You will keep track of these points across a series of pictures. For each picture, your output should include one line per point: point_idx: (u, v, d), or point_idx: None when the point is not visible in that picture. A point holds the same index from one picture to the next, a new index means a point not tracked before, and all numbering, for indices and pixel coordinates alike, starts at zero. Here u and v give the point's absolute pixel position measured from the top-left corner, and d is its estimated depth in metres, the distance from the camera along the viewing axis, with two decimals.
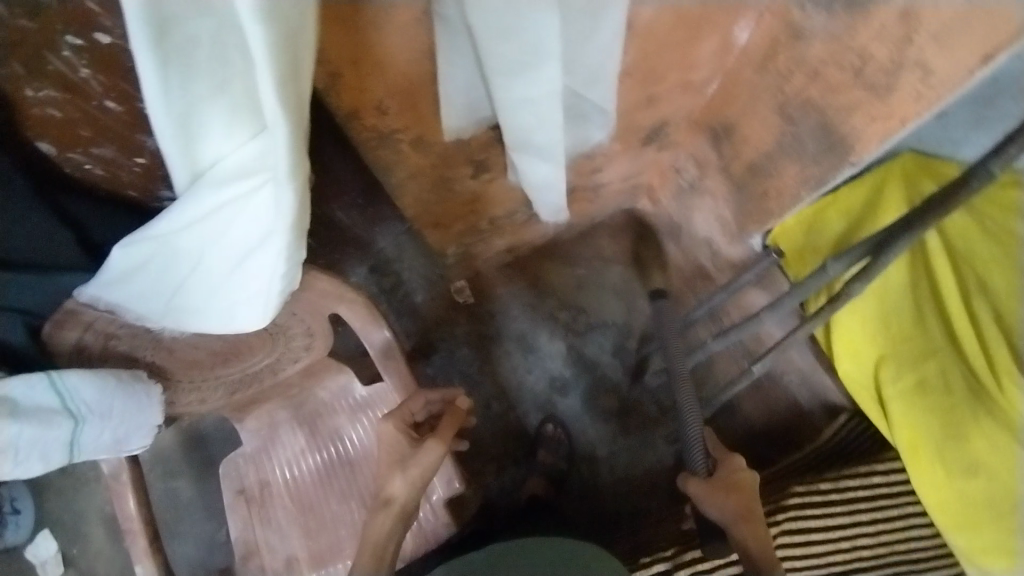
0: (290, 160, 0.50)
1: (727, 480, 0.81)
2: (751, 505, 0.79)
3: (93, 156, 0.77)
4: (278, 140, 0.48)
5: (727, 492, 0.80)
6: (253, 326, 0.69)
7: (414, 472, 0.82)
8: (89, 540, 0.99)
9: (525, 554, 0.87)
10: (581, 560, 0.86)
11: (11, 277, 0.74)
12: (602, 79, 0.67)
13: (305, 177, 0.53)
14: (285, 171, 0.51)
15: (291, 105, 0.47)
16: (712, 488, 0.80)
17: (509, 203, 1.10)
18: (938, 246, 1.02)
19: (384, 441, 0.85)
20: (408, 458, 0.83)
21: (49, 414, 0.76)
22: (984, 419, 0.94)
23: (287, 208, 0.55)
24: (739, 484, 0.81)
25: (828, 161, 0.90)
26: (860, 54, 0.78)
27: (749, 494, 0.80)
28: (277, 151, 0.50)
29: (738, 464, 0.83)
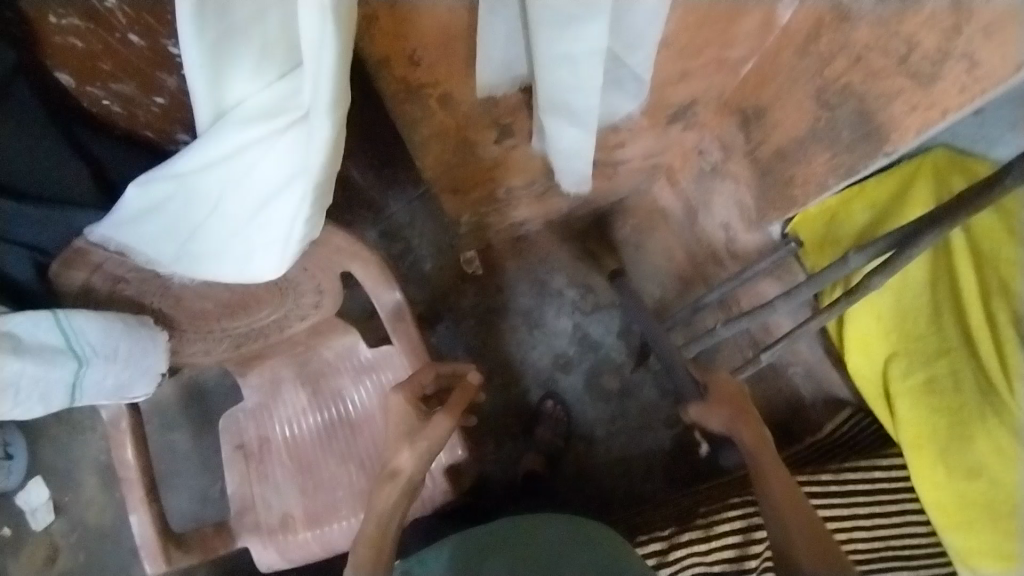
0: (333, 91, 0.49)
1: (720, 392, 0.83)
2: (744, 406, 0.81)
3: (111, 92, 0.75)
4: (326, 64, 0.46)
5: (720, 401, 0.81)
6: (266, 277, 0.67)
7: (421, 446, 0.80)
8: (80, 489, 1.32)
9: (528, 535, 0.86)
10: (583, 531, 0.87)
11: (11, 205, 0.73)
12: (644, 46, 0.65)
13: (344, 114, 0.52)
14: (326, 103, 0.49)
15: (342, 29, 0.46)
16: (709, 406, 0.81)
17: (528, 172, 1.08)
18: (962, 247, 0.99)
19: (393, 413, 0.84)
20: (417, 432, 0.82)
21: (51, 353, 0.77)
22: (992, 421, 0.93)
23: (320, 144, 0.53)
24: (731, 394, 0.82)
25: (861, 149, 0.88)
26: (907, 42, 0.76)
27: (741, 401, 0.82)
28: (321, 80, 0.48)
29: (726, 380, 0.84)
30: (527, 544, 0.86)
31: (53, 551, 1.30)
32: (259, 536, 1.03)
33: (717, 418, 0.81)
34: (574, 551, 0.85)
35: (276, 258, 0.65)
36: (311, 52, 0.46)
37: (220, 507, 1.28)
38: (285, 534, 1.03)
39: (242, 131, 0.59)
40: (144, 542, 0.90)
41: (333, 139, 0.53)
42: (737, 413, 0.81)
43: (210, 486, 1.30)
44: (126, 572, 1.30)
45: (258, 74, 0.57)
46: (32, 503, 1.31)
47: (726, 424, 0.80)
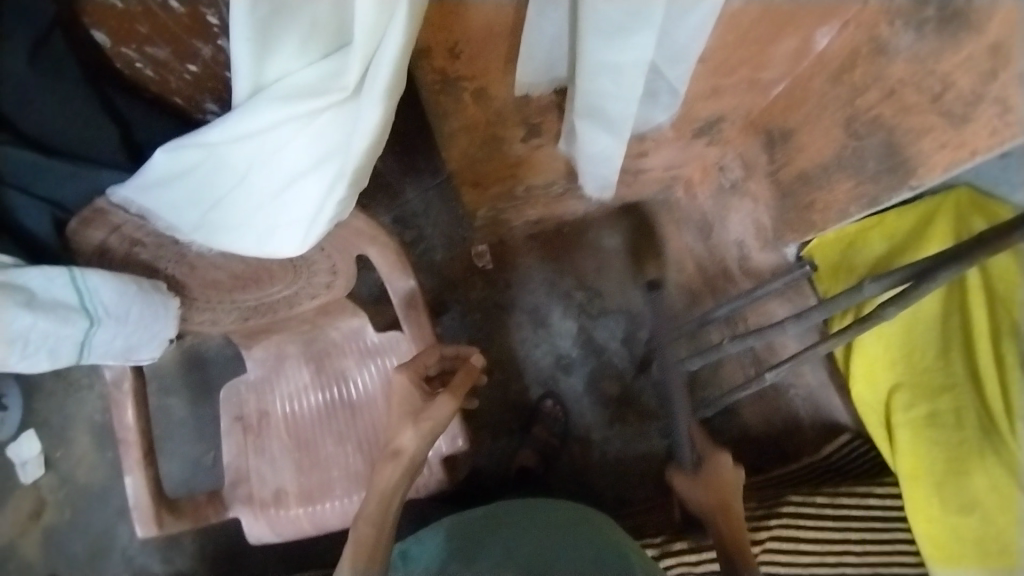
0: (392, 69, 0.52)
1: (713, 478, 0.84)
2: (731, 500, 0.82)
3: (146, 56, 0.75)
4: (393, 38, 0.50)
5: (709, 488, 0.83)
6: (286, 255, 0.68)
7: (425, 426, 0.80)
8: (72, 445, 1.33)
9: (533, 516, 0.90)
10: (586, 515, 0.90)
11: (10, 151, 0.72)
12: (683, 62, 0.65)
13: (397, 95, 0.55)
14: (384, 80, 0.52)
15: (412, 10, 0.49)
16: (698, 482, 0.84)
17: (549, 172, 1.08)
18: (977, 285, 0.96)
19: (396, 392, 0.84)
20: (420, 412, 0.81)
21: (66, 311, 0.74)
22: (990, 458, 0.94)
23: (370, 119, 0.55)
24: (723, 487, 0.83)
25: (886, 180, 0.87)
26: (942, 81, 0.77)
27: (731, 491, 0.83)
28: (384, 57, 0.51)
29: (724, 466, 0.84)
30: (523, 526, 0.88)
31: (40, 504, 1.31)
32: (251, 507, 1.03)
33: (702, 497, 0.83)
34: (569, 529, 0.87)
35: (298, 238, 0.66)
36: (378, 24, 0.50)
37: (212, 476, 1.29)
38: (278, 508, 1.03)
39: (279, 106, 0.59)
40: (137, 504, 0.91)
41: (381, 119, 0.56)
42: (723, 505, 0.82)
43: (204, 455, 1.30)
44: (110, 532, 1.30)
45: (302, 50, 0.58)
46: (22, 457, 1.31)
47: (708, 509, 0.82)
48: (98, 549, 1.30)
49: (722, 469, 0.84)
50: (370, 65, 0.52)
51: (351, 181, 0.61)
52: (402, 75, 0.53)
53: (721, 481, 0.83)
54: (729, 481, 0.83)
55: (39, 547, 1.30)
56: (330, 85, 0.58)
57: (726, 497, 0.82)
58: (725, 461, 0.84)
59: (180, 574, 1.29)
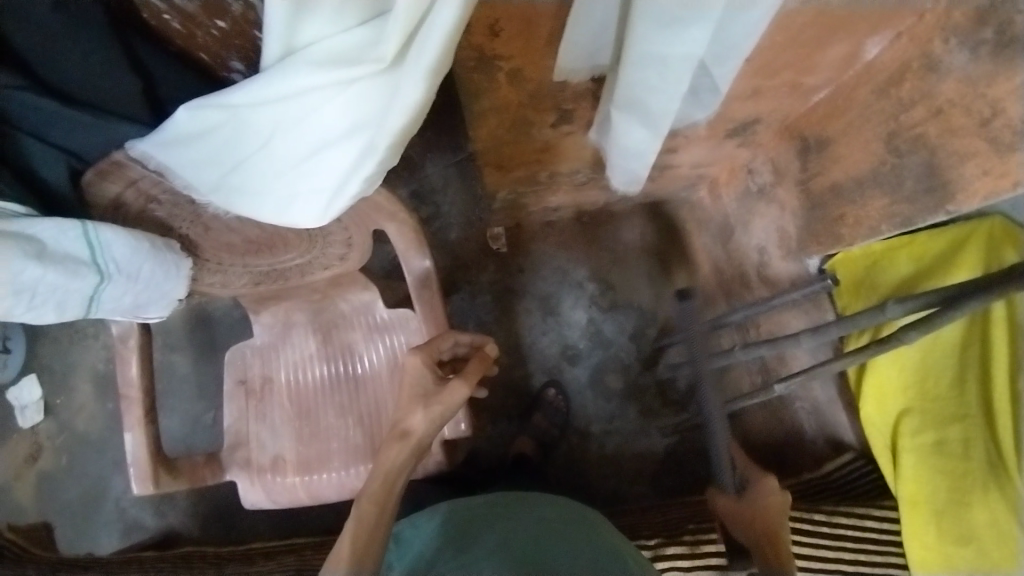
0: (438, 48, 0.50)
1: (756, 505, 0.85)
2: (776, 529, 0.82)
3: (173, 7, 0.73)
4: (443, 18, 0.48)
5: (752, 515, 0.84)
6: (306, 225, 0.68)
7: (436, 409, 0.79)
8: (73, 392, 1.34)
9: (537, 510, 0.89)
10: (584, 519, 0.89)
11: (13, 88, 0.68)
12: (732, 60, 0.63)
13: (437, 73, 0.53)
14: (428, 59, 0.50)
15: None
16: (740, 506, 0.86)
17: (576, 160, 1.05)
18: (1000, 315, 0.89)
19: (407, 373, 0.83)
20: (432, 395, 0.80)
21: (76, 265, 0.71)
22: (993, 494, 0.89)
23: (408, 96, 0.53)
24: (768, 513, 0.83)
25: (922, 202, 0.83)
26: (992, 105, 0.73)
27: (774, 517, 0.83)
28: (432, 35, 0.49)
29: (771, 492, 0.84)
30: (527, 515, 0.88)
31: (36, 448, 1.32)
32: (248, 472, 1.03)
33: (743, 527, 0.85)
34: (565, 525, 0.87)
35: (322, 207, 0.65)
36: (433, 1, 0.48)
37: (210, 436, 1.30)
38: (274, 475, 1.03)
39: (312, 72, 0.57)
40: (135, 462, 0.91)
41: (420, 98, 0.53)
42: (766, 532, 0.82)
43: (203, 413, 1.31)
44: (105, 481, 1.31)
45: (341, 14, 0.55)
46: (23, 401, 1.31)
47: (752, 540, 0.83)
48: (92, 497, 1.31)
49: (764, 497, 0.84)
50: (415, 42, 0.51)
51: (382, 156, 0.60)
52: (447, 56, 0.51)
53: (764, 505, 0.84)
54: (772, 507, 0.83)
55: (32, 491, 1.30)
56: (367, 56, 0.56)
57: (772, 524, 0.82)
58: (772, 486, 0.84)
59: (171, 530, 1.29)
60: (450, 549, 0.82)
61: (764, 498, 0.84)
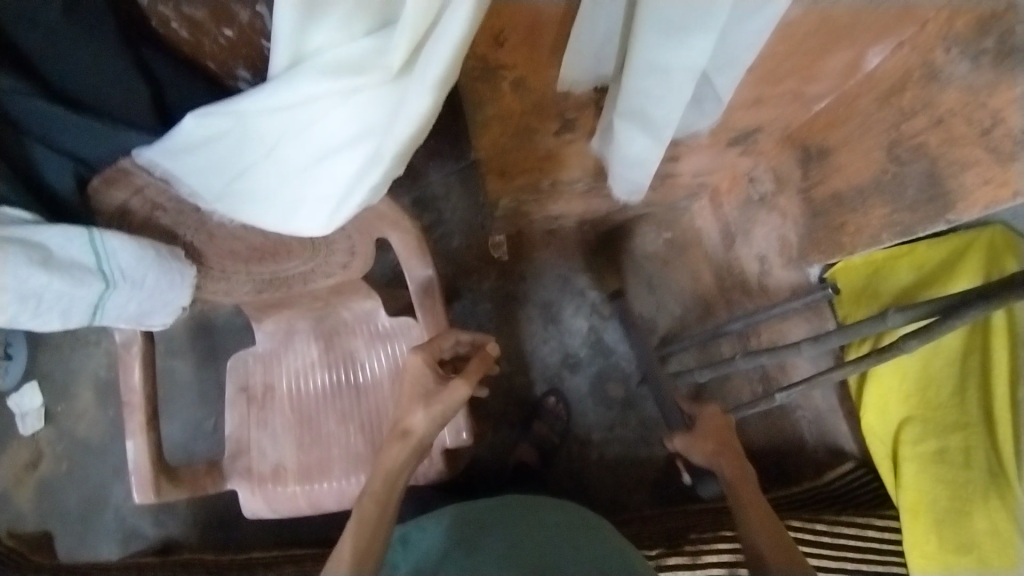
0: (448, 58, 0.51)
1: (706, 428, 0.92)
2: (727, 441, 0.90)
3: (180, 14, 0.73)
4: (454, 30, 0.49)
5: (705, 437, 0.91)
6: (310, 232, 0.68)
7: (436, 409, 0.79)
8: (74, 399, 1.34)
9: (543, 511, 0.89)
10: (589, 521, 0.89)
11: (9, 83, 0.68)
12: (733, 70, 0.64)
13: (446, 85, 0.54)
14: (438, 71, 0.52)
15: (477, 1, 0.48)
16: (694, 437, 0.92)
17: (578, 169, 1.06)
18: (1001, 326, 0.91)
19: (409, 372, 0.83)
20: (432, 394, 0.80)
21: (81, 272, 0.71)
22: (994, 503, 0.89)
23: (416, 106, 0.54)
24: (717, 429, 0.92)
25: (924, 211, 0.83)
26: (992, 115, 0.74)
27: (724, 433, 0.91)
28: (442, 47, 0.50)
29: (712, 414, 0.93)
30: (531, 515, 0.88)
31: (37, 455, 1.32)
32: (249, 480, 1.03)
33: (701, 450, 0.91)
34: (570, 526, 0.87)
35: (327, 215, 0.66)
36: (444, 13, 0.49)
37: (211, 443, 1.30)
38: (275, 483, 1.03)
39: (317, 81, 0.57)
40: (136, 469, 0.91)
41: (428, 108, 0.55)
42: (721, 448, 0.90)
43: (204, 421, 1.31)
44: (105, 488, 1.31)
45: (347, 24, 0.56)
46: (23, 407, 1.31)
47: (709, 458, 0.90)
48: (91, 504, 1.30)
49: (708, 418, 0.93)
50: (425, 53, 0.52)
51: (387, 166, 0.60)
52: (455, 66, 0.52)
53: (714, 426, 0.92)
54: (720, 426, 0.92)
55: (31, 498, 1.30)
56: (374, 65, 0.56)
57: (721, 441, 0.91)
58: (712, 411, 0.93)
59: (170, 538, 1.29)
60: (457, 553, 0.83)
61: (710, 420, 0.93)
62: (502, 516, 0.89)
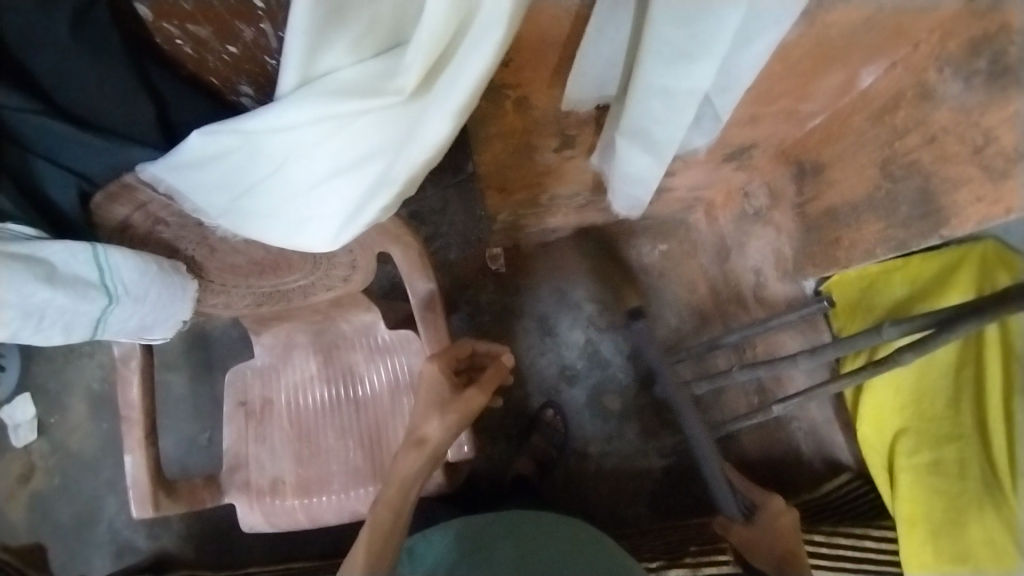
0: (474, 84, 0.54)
1: (769, 526, 0.91)
2: (795, 548, 0.90)
3: (186, 32, 0.72)
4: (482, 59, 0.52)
5: (772, 538, 0.90)
6: (317, 248, 0.69)
7: (451, 418, 0.80)
8: (67, 412, 1.32)
9: (551, 527, 0.90)
10: (596, 538, 0.91)
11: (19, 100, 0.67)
12: (733, 90, 0.65)
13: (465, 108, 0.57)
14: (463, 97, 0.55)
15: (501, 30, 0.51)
16: (755, 532, 0.91)
17: (576, 184, 1.07)
18: (994, 339, 0.89)
19: (425, 380, 0.83)
20: (447, 403, 0.81)
21: (85, 287, 0.71)
22: (988, 512, 0.89)
23: (437, 128, 0.57)
24: (782, 532, 0.90)
25: (917, 228, 0.85)
26: (985, 134, 0.76)
27: (791, 537, 0.90)
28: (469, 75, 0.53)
29: (779, 510, 0.92)
30: (537, 533, 0.89)
31: (29, 468, 1.30)
32: (247, 495, 1.02)
33: (765, 558, 0.90)
34: (575, 545, 0.87)
35: (335, 231, 0.66)
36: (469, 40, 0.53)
37: (206, 456, 1.29)
38: (273, 497, 1.02)
39: (328, 102, 0.58)
40: (135, 484, 0.90)
41: (449, 129, 0.57)
42: (786, 555, 0.89)
43: (199, 434, 1.30)
44: (98, 502, 1.30)
45: (357, 46, 0.58)
46: (15, 419, 1.30)
47: (772, 567, 0.90)
48: (84, 518, 1.29)
49: (775, 516, 0.91)
50: (450, 80, 0.55)
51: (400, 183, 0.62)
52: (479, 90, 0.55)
53: (781, 526, 0.91)
54: (786, 527, 0.90)
55: (24, 511, 1.29)
56: (385, 86, 0.58)
57: (790, 542, 0.90)
58: (779, 504, 0.92)
59: (164, 553, 1.28)
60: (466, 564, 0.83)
61: (775, 518, 0.91)
62: (510, 530, 0.89)
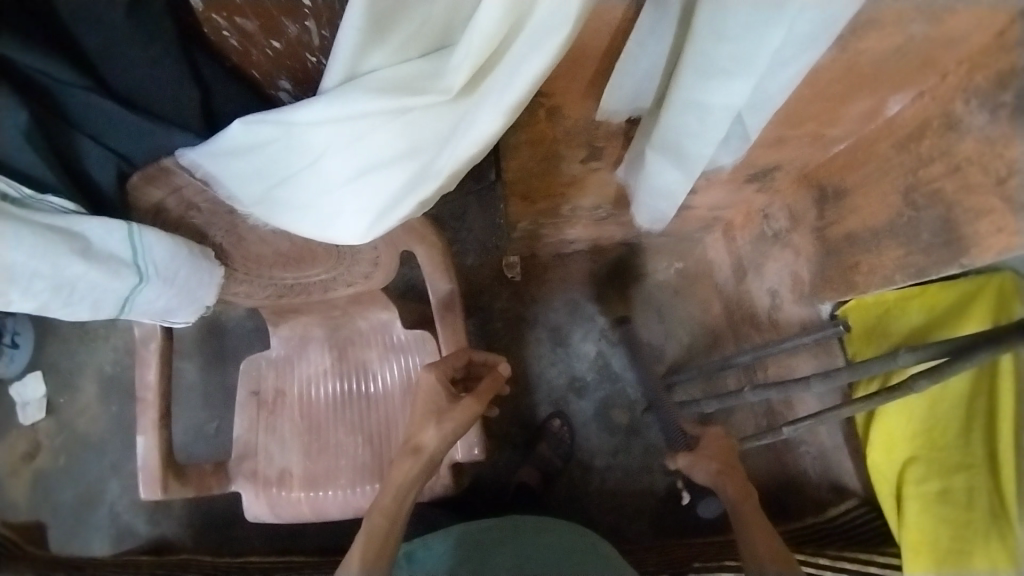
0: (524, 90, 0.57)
1: (712, 449, 0.94)
2: (731, 463, 0.93)
3: (235, 26, 0.73)
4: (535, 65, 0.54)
5: (710, 456, 0.93)
6: (346, 241, 0.70)
7: (448, 426, 0.80)
8: (77, 392, 1.33)
9: (551, 537, 0.90)
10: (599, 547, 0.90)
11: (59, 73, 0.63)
12: (765, 110, 0.66)
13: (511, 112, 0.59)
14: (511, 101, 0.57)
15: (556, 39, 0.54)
16: (698, 457, 0.93)
17: (598, 196, 1.08)
18: (1007, 367, 0.87)
19: (421, 390, 0.83)
20: (445, 411, 0.81)
21: (118, 265, 0.71)
22: (994, 542, 0.87)
23: (482, 129, 0.59)
24: (720, 450, 0.94)
25: (940, 254, 0.83)
26: (1008, 166, 0.73)
27: (729, 456, 0.94)
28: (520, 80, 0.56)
29: (717, 437, 0.96)
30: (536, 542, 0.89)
31: (35, 446, 1.31)
32: (254, 484, 1.02)
33: (705, 470, 0.92)
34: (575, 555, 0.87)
35: (367, 225, 0.68)
36: (522, 49, 0.55)
37: (213, 445, 1.30)
38: (280, 488, 1.03)
39: (373, 98, 0.59)
40: (145, 466, 0.90)
41: (493, 131, 0.59)
42: (723, 469, 0.92)
43: (208, 423, 1.31)
44: (101, 484, 1.30)
45: (406, 45, 0.59)
46: (25, 397, 1.31)
47: (712, 477, 0.92)
48: (86, 498, 1.30)
49: (713, 439, 0.96)
50: (499, 84, 0.57)
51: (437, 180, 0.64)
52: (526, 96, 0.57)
53: (718, 447, 0.94)
54: (725, 449, 0.94)
55: (27, 489, 1.30)
56: (432, 85, 0.59)
57: (724, 461, 0.92)
58: (718, 433, 0.96)
59: (163, 539, 1.28)
60: None
61: (715, 441, 0.95)
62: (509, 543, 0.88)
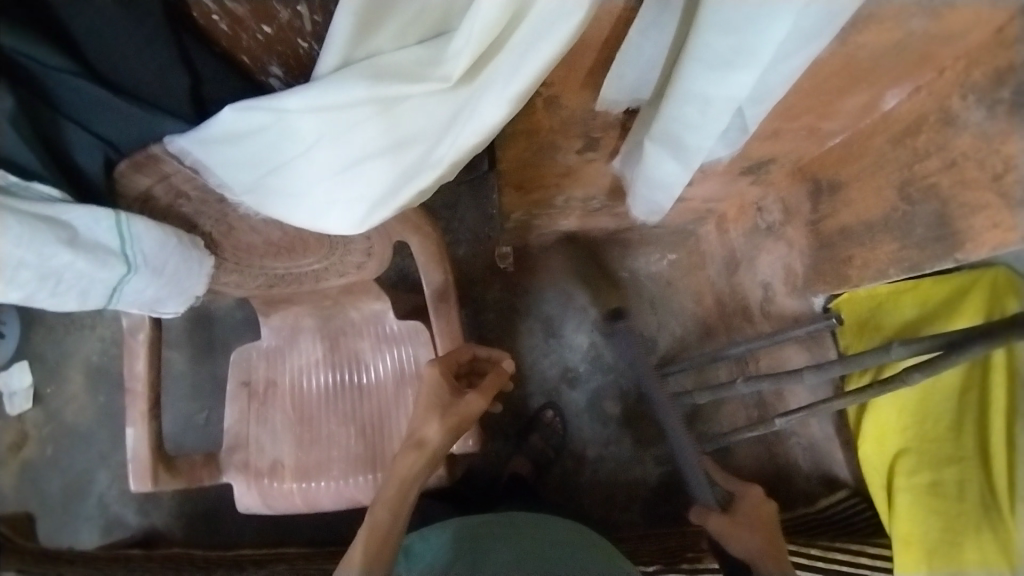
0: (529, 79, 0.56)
1: (750, 515, 0.93)
2: (770, 530, 0.92)
3: (223, 8, 0.71)
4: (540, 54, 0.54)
5: (752, 529, 0.91)
6: (342, 231, 0.69)
7: (451, 420, 0.80)
8: (63, 382, 1.31)
9: (548, 528, 0.91)
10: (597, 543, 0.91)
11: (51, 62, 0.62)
12: (764, 103, 0.65)
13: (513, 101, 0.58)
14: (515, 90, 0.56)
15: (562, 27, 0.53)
16: (736, 525, 0.91)
17: (592, 187, 1.08)
18: (1000, 362, 0.89)
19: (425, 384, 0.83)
20: (448, 405, 0.82)
21: (106, 255, 0.70)
22: (986, 534, 0.88)
23: (483, 118, 0.58)
24: (760, 518, 0.93)
25: (931, 250, 0.84)
26: (1005, 161, 0.74)
27: (767, 527, 0.93)
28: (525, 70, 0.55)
29: (759, 500, 0.95)
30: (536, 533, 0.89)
31: (22, 436, 1.29)
32: (245, 476, 1.01)
33: (741, 540, 0.90)
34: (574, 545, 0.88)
35: (364, 214, 0.67)
36: (526, 37, 0.54)
37: (203, 435, 1.28)
38: (271, 479, 1.02)
39: (370, 86, 0.58)
40: (135, 458, 0.89)
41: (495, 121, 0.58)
42: (766, 538, 0.91)
43: (197, 413, 1.29)
44: (89, 475, 1.29)
45: (404, 32, 0.58)
46: (11, 387, 1.29)
47: (752, 550, 0.90)
48: (75, 489, 1.28)
49: (754, 506, 0.95)
50: (501, 73, 0.56)
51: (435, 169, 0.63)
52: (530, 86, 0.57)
53: (756, 513, 0.94)
54: (766, 513, 0.94)
55: (14, 479, 1.28)
56: (431, 73, 0.59)
57: (767, 532, 0.92)
58: (759, 496, 0.96)
59: (153, 530, 1.27)
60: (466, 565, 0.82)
61: (755, 507, 0.94)
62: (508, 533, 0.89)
